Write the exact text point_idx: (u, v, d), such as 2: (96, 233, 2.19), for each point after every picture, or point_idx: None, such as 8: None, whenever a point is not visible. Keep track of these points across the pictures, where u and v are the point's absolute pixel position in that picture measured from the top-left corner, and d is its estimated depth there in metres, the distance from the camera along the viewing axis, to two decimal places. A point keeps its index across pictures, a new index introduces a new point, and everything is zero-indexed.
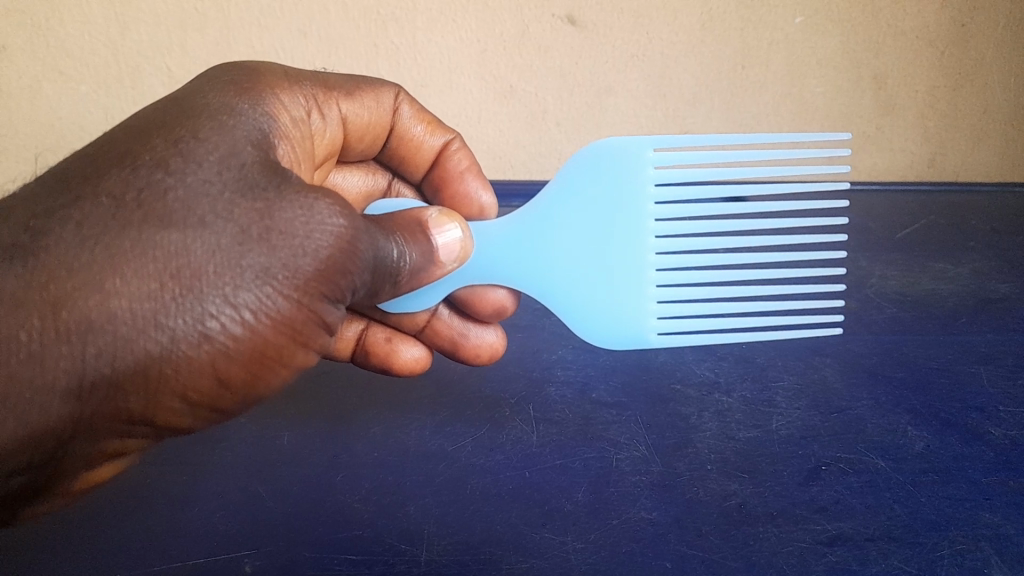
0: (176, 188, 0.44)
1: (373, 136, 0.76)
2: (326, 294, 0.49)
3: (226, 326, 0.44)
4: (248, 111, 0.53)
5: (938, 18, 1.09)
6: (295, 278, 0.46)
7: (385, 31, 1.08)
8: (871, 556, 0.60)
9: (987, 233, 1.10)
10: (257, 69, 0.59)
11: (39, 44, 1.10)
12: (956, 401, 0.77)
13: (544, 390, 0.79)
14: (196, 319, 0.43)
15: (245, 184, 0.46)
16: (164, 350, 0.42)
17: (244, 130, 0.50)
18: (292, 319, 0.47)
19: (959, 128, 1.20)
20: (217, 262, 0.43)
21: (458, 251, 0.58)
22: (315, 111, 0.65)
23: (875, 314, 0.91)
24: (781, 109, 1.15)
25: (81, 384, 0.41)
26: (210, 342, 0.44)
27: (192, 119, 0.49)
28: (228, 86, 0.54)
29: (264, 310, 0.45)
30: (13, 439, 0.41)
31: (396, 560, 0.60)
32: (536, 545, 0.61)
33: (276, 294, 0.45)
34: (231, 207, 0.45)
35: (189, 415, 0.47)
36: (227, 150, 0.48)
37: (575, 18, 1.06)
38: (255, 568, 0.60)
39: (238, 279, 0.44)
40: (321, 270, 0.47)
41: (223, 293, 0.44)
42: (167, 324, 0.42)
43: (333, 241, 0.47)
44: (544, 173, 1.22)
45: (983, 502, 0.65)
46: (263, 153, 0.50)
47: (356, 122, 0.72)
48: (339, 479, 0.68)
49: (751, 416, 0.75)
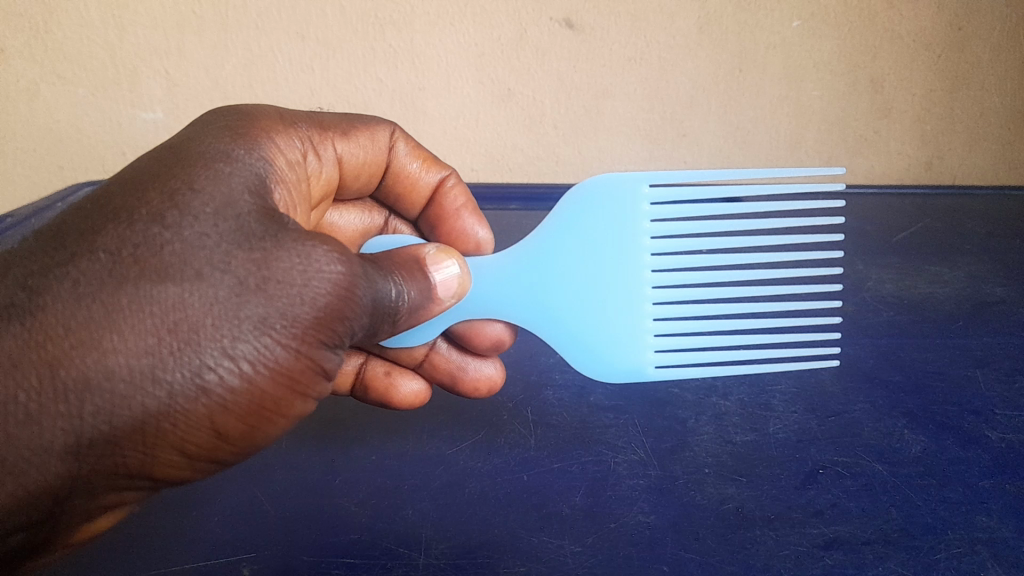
0: (173, 241, 0.45)
1: (369, 174, 0.76)
2: (324, 341, 0.49)
3: (223, 378, 0.44)
4: (244, 156, 0.53)
5: (935, 21, 1.09)
6: (293, 327, 0.46)
7: (384, 35, 1.08)
8: (867, 559, 0.60)
9: (985, 236, 1.10)
10: (251, 114, 0.60)
11: (37, 46, 1.10)
12: (952, 403, 0.77)
13: (542, 394, 0.79)
14: (194, 372, 0.43)
15: (242, 234, 0.47)
16: (162, 405, 0.42)
17: (241, 177, 0.51)
18: (291, 368, 0.47)
19: (956, 131, 1.20)
20: (214, 315, 0.44)
21: (456, 287, 0.60)
22: (311, 152, 0.66)
23: (872, 318, 0.91)
24: (780, 111, 1.15)
25: (79, 443, 0.41)
26: (208, 395, 0.44)
27: (188, 168, 0.49)
28: (224, 132, 0.55)
29: (263, 361, 0.46)
30: (10, 500, 0.40)
31: (394, 563, 0.60)
32: (534, 549, 0.61)
33: (274, 343, 0.46)
34: (228, 258, 0.45)
35: (189, 468, 0.47)
36: (224, 200, 0.48)
37: (573, 21, 1.07)
38: (254, 571, 0.60)
39: (236, 330, 0.44)
40: (319, 317, 0.48)
41: (221, 345, 0.44)
42: (165, 378, 0.42)
43: (330, 287, 0.48)
44: (543, 175, 1.23)
45: (980, 506, 0.65)
46: (259, 200, 0.50)
47: (352, 161, 0.73)
48: (337, 482, 0.68)
49: (748, 420, 0.75)
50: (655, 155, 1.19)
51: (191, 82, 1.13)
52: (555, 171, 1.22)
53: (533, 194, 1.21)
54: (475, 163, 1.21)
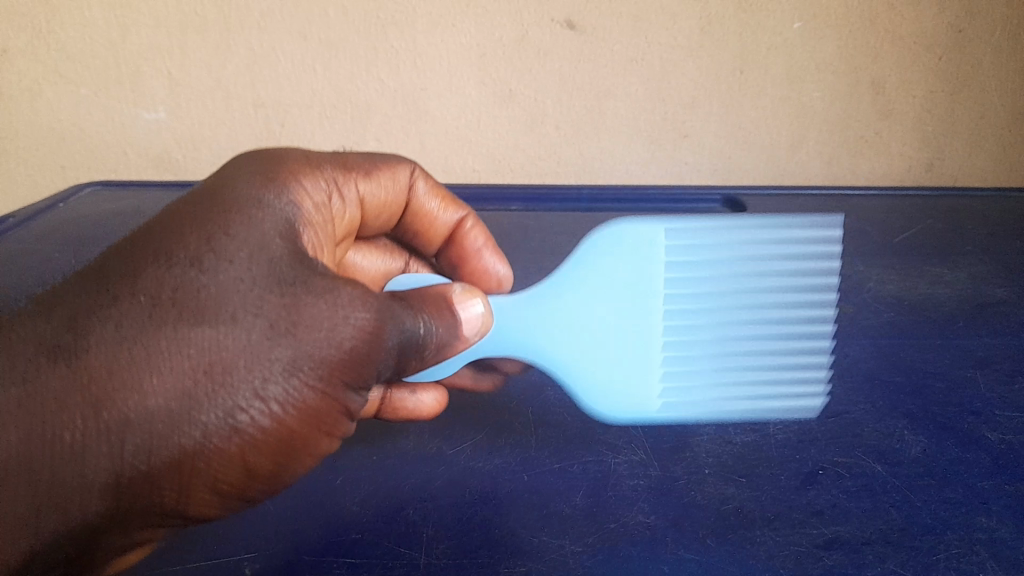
0: (208, 286, 0.49)
1: (391, 212, 0.77)
2: (348, 381, 0.53)
3: (254, 418, 0.49)
4: (275, 202, 0.56)
5: (936, 23, 1.09)
6: (319, 369, 0.51)
7: (385, 34, 1.08)
8: (867, 560, 0.60)
9: (986, 237, 1.10)
10: (280, 158, 0.61)
11: (42, 46, 1.11)
12: (952, 405, 0.77)
13: (543, 393, 0.78)
14: (226, 413, 0.48)
15: (272, 278, 0.51)
16: (197, 444, 0.48)
17: (272, 222, 0.54)
18: (316, 407, 0.52)
19: (957, 132, 1.20)
20: (247, 359, 0.48)
21: (480, 326, 0.62)
22: (337, 194, 0.66)
23: (873, 318, 0.91)
24: (780, 113, 1.16)
25: (121, 477, 0.46)
26: (239, 434, 0.49)
27: (223, 214, 0.52)
28: (255, 174, 0.57)
29: (291, 402, 0.50)
30: (59, 526, 0.46)
31: (396, 563, 0.60)
32: (534, 548, 0.61)
33: (302, 385, 0.50)
34: (260, 304, 0.49)
35: (221, 498, 0.52)
36: (256, 245, 0.52)
37: (575, 22, 1.07)
38: (255, 570, 0.60)
39: (267, 373, 0.49)
40: (344, 359, 0.52)
41: (253, 387, 0.48)
42: (200, 419, 0.47)
43: (356, 332, 0.51)
44: (544, 175, 1.23)
45: (979, 506, 0.65)
46: (289, 244, 0.54)
47: (374, 201, 0.73)
48: (336, 481, 0.68)
49: (750, 419, 0.75)
50: (657, 157, 1.20)
51: (193, 83, 1.13)
52: (556, 171, 1.22)
53: (533, 194, 1.19)
54: (476, 164, 1.21)
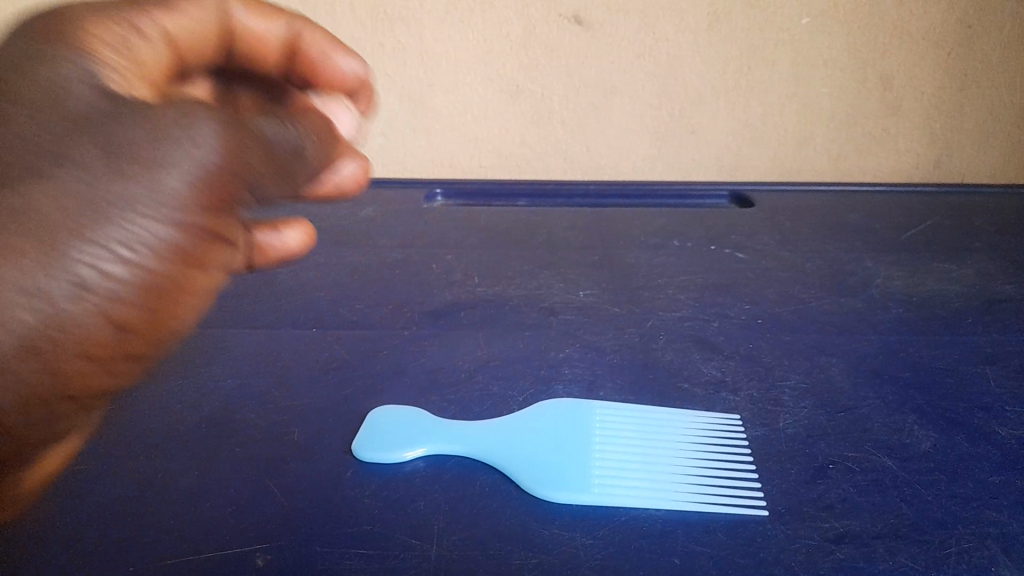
0: (26, 161, 0.44)
1: (198, 50, 0.65)
2: (209, 205, 0.48)
3: (106, 269, 0.44)
4: (77, 65, 0.49)
5: (945, 19, 1.09)
6: (169, 200, 0.46)
7: (392, 29, 1.09)
8: (878, 553, 0.60)
9: (994, 233, 1.10)
10: (58, 12, 0.52)
11: None
12: (962, 401, 0.77)
13: (552, 389, 0.79)
14: (69, 274, 0.42)
15: (90, 135, 0.46)
16: (46, 314, 0.42)
17: (76, 86, 0.48)
18: (181, 241, 0.47)
19: (965, 129, 1.20)
20: (83, 211, 0.43)
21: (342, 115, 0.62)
22: (130, 29, 0.55)
23: (881, 314, 0.91)
24: (787, 109, 1.16)
25: None
26: (92, 292, 0.43)
27: (22, 97, 0.47)
28: (41, 41, 0.50)
29: (147, 242, 0.45)
30: None
31: (406, 554, 0.60)
32: (544, 541, 0.61)
33: (153, 221, 0.45)
34: (83, 158, 0.44)
35: (106, 376, 0.47)
36: (64, 110, 0.46)
37: (582, 18, 1.07)
38: (269, 561, 0.59)
39: (109, 220, 0.44)
40: (197, 181, 0.47)
41: (92, 238, 0.43)
42: (42, 287, 0.42)
43: (207, 153, 0.48)
44: (550, 172, 1.23)
45: (990, 501, 0.65)
46: (100, 98, 0.48)
47: (182, 35, 0.61)
48: (347, 474, 0.68)
49: (759, 415, 0.75)
50: (663, 153, 1.20)
51: None
52: (562, 167, 1.22)
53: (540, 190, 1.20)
54: (483, 160, 1.22)
